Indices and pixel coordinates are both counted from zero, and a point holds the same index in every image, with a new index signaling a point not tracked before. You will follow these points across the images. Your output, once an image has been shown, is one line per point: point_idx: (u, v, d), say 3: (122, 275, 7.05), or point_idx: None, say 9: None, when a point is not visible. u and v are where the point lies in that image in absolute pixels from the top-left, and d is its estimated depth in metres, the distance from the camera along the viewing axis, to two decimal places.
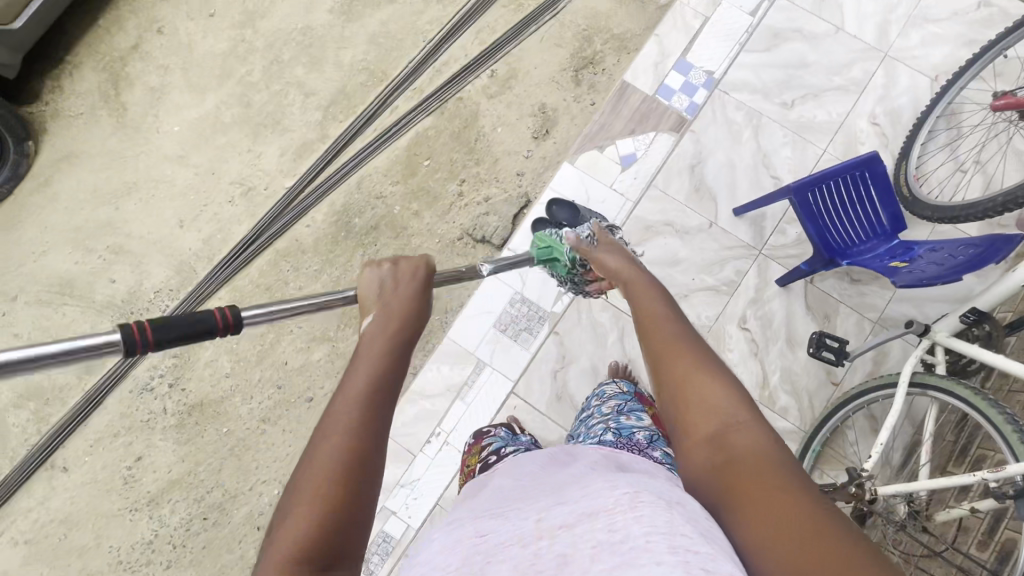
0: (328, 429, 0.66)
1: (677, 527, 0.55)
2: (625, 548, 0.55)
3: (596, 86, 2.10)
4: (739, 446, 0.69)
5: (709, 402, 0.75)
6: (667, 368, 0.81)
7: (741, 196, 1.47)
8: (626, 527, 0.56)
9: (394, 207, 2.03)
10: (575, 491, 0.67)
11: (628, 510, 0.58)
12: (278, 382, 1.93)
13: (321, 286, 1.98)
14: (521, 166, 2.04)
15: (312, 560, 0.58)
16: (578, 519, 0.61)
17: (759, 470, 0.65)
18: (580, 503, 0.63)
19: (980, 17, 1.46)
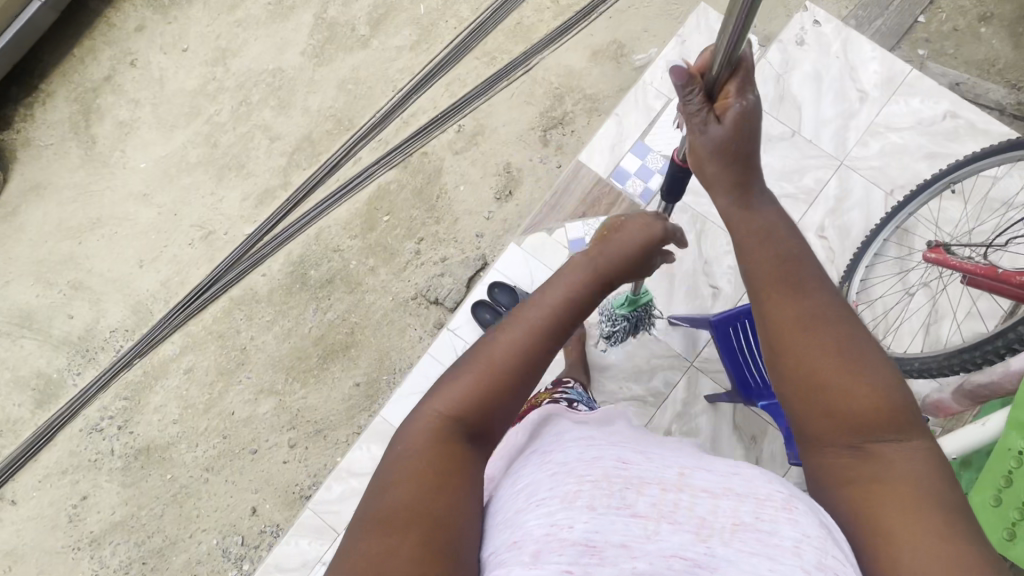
0: (512, 330, 0.78)
1: (827, 545, 0.59)
2: (772, 527, 0.60)
3: (564, 147, 2.06)
4: (894, 470, 0.65)
5: (857, 409, 0.67)
6: (820, 343, 0.70)
7: (676, 304, 1.45)
8: (780, 522, 0.60)
9: (350, 262, 2.02)
10: (716, 462, 0.70)
11: (783, 507, 0.61)
12: (223, 432, 1.96)
13: (272, 337, 1.99)
14: (481, 227, 2.02)
15: (463, 429, 0.73)
16: (722, 493, 0.64)
17: (912, 498, 0.63)
18: (729, 476, 0.66)
19: (945, 128, 1.39)
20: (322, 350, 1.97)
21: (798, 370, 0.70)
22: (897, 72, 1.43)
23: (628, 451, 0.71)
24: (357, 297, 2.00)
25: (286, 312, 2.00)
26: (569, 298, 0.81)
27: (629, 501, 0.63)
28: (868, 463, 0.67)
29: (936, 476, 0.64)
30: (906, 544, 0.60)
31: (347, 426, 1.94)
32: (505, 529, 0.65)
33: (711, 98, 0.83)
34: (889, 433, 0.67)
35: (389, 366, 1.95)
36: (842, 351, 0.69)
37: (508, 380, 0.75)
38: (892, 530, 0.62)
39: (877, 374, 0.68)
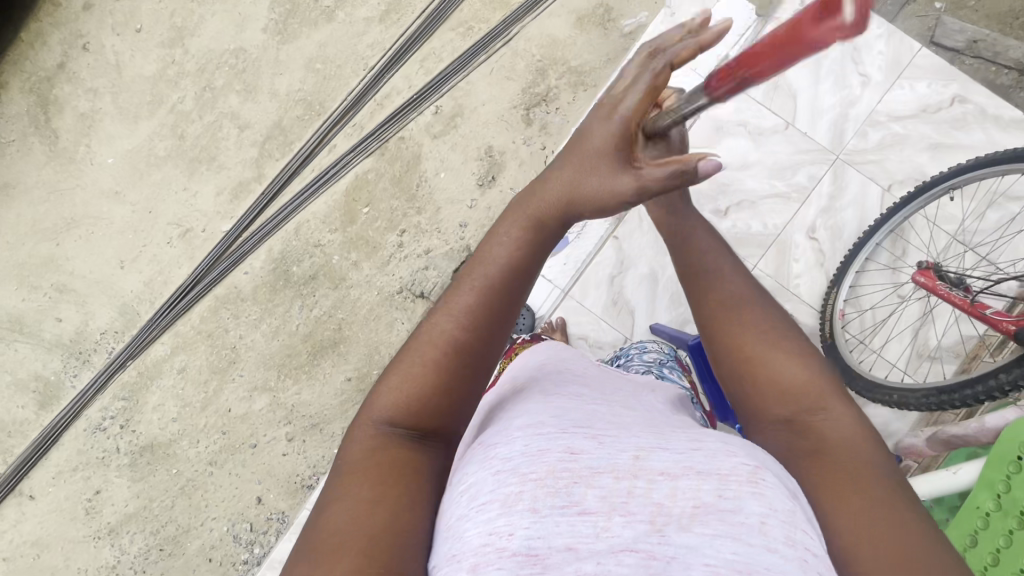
0: (446, 319, 0.77)
1: (795, 517, 0.57)
2: (736, 505, 0.57)
3: (548, 127, 1.94)
4: (826, 433, 0.71)
5: (782, 387, 0.77)
6: (742, 331, 0.82)
7: (660, 314, 1.42)
8: (743, 501, 0.57)
9: (332, 257, 1.97)
10: (677, 438, 0.66)
11: (745, 482, 0.58)
12: (222, 428, 2.00)
13: (260, 335, 1.99)
14: (464, 216, 1.95)
15: (405, 428, 0.73)
16: (681, 474, 0.60)
17: (851, 464, 0.67)
18: (688, 456, 0.62)
19: (952, 115, 1.28)
20: (311, 347, 1.97)
21: (732, 347, 0.82)
22: (904, 52, 1.30)
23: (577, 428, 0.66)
24: (342, 293, 1.97)
25: (272, 310, 1.98)
26: (498, 280, 0.78)
27: (578, 497, 0.58)
28: (803, 429, 0.72)
29: (863, 439, 0.70)
30: (849, 506, 0.63)
31: (342, 420, 1.97)
32: (445, 531, 0.60)
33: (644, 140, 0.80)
34: (810, 397, 0.75)
35: (379, 361, 1.95)
36: (769, 332, 0.82)
37: (442, 376, 0.74)
38: (836, 495, 0.64)
39: (795, 349, 0.80)
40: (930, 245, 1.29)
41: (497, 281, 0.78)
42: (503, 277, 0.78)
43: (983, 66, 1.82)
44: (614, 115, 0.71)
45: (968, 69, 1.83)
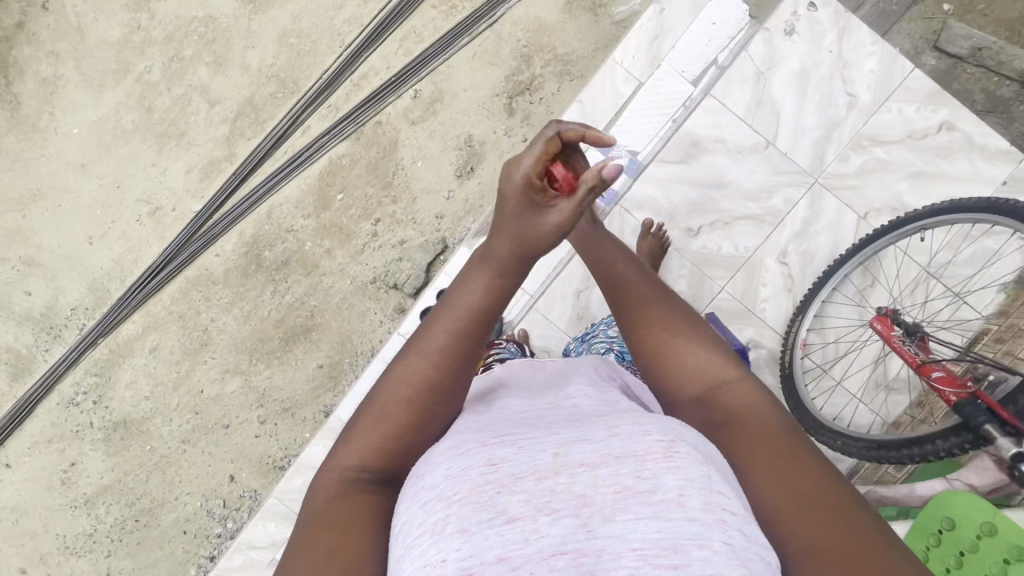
0: (418, 363, 0.74)
1: (712, 483, 0.54)
2: (655, 489, 0.53)
3: (531, 117, 1.86)
4: (734, 401, 0.74)
5: (687, 366, 0.79)
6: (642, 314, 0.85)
7: None
8: (660, 477, 0.54)
9: (304, 243, 1.93)
10: (594, 426, 0.62)
11: (660, 459, 0.55)
12: (195, 408, 2.02)
13: (232, 319, 1.98)
14: (441, 208, 1.90)
15: (377, 471, 0.69)
16: (600, 461, 0.56)
17: (763, 427, 0.69)
18: (605, 443, 0.58)
19: (937, 143, 1.24)
20: (283, 334, 1.97)
21: (637, 331, 0.84)
22: (896, 72, 1.23)
23: (499, 433, 0.63)
24: (315, 280, 1.94)
25: (244, 294, 1.96)
26: (472, 321, 0.75)
27: (503, 506, 0.53)
28: (715, 402, 0.75)
29: (762, 397, 0.74)
30: (774, 471, 0.64)
31: (313, 405, 1.99)
32: (393, 558, 0.56)
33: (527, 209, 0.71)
34: (708, 368, 0.78)
35: (351, 349, 1.95)
36: (662, 310, 0.85)
37: (415, 416, 0.72)
38: (763, 464, 0.64)
39: (686, 320, 0.84)
40: (898, 274, 1.28)
41: (470, 320, 0.75)
42: (479, 316, 0.75)
43: (985, 76, 1.75)
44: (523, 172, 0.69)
45: (968, 78, 1.75)
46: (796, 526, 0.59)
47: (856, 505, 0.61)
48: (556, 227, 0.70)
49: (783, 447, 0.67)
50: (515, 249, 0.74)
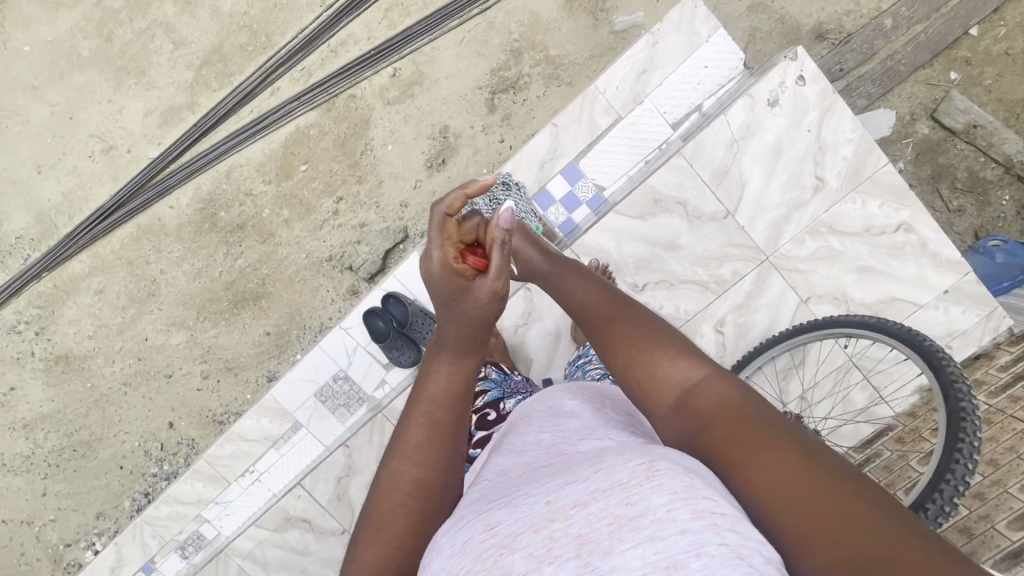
0: (405, 459, 0.68)
1: (698, 490, 0.50)
2: (642, 509, 0.50)
3: (512, 118, 1.78)
4: (703, 405, 0.66)
5: (658, 374, 0.71)
6: (608, 328, 0.80)
7: (556, 372, 1.36)
8: (648, 499, 0.50)
9: (262, 209, 1.88)
10: (584, 468, 0.59)
11: (644, 481, 0.52)
12: (138, 354, 2.02)
13: (182, 274, 1.94)
14: (406, 196, 1.84)
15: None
16: (590, 497, 0.53)
17: (741, 418, 0.63)
18: (593, 479, 0.55)
19: (891, 243, 1.23)
20: (232, 296, 1.95)
21: (609, 347, 0.78)
22: (869, 163, 1.21)
23: (494, 500, 0.61)
24: (270, 248, 1.90)
25: (196, 251, 1.92)
26: (441, 407, 0.71)
27: (509, 565, 0.51)
28: (689, 414, 0.66)
29: (741, 388, 0.67)
30: (763, 475, 0.57)
31: (256, 369, 1.99)
32: None
33: (460, 291, 0.72)
34: (678, 371, 0.70)
35: (299, 322, 1.94)
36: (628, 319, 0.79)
37: (417, 512, 0.65)
38: (756, 463, 0.58)
39: (651, 324, 0.77)
40: (823, 359, 1.31)
41: (449, 396, 0.71)
42: (453, 397, 0.71)
43: (972, 154, 1.71)
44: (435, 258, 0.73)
45: (956, 154, 1.72)
46: (801, 535, 0.53)
47: (867, 496, 0.55)
48: (492, 288, 0.72)
49: (774, 443, 0.59)
50: (464, 329, 0.72)
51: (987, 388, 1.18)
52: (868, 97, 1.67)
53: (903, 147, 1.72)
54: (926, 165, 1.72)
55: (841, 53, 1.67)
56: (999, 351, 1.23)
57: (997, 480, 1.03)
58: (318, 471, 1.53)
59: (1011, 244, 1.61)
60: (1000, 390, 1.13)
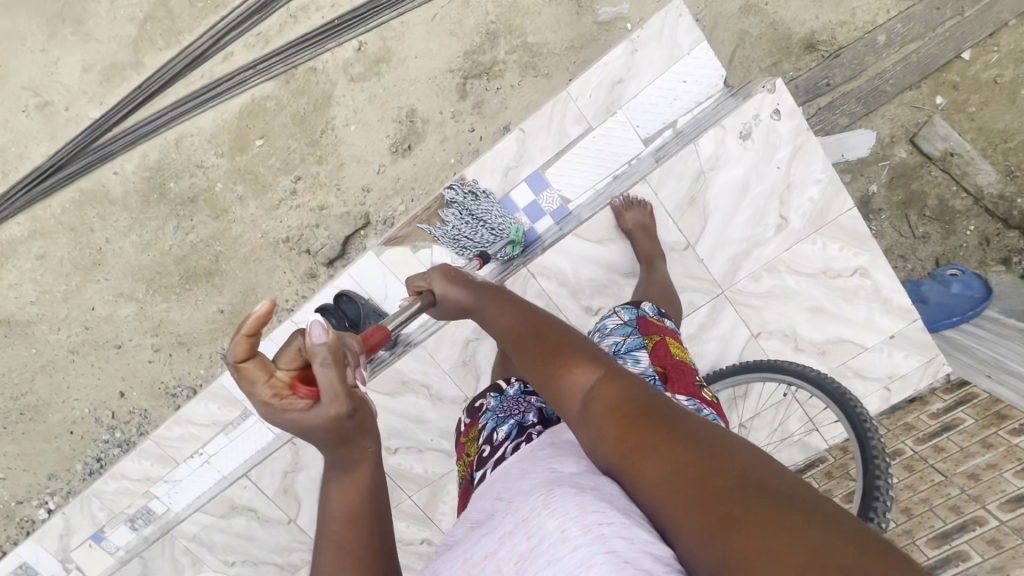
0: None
1: (588, 506, 0.52)
2: (540, 537, 0.52)
3: (484, 106, 1.68)
4: (602, 406, 0.64)
5: (564, 385, 0.68)
6: (523, 344, 0.77)
7: None
8: (545, 527, 0.53)
9: (215, 183, 1.77)
10: (499, 519, 0.62)
11: (542, 511, 0.55)
12: (86, 323, 1.94)
13: (129, 245, 1.85)
14: (369, 181, 1.75)
15: None
16: (500, 543, 0.56)
17: (644, 425, 0.59)
18: (503, 525, 0.59)
19: (846, 285, 1.23)
20: (184, 272, 1.86)
21: (524, 358, 0.76)
22: (835, 206, 1.19)
23: (435, 565, 0.64)
24: (223, 225, 1.81)
25: (144, 222, 1.82)
26: (347, 526, 0.63)
27: None
28: (591, 418, 0.64)
29: (636, 385, 0.67)
30: (652, 476, 0.54)
31: (210, 345, 1.93)
32: None
33: (301, 425, 0.61)
34: (579, 374, 0.68)
35: (254, 301, 1.85)
36: (542, 330, 0.77)
37: None
38: (655, 478, 0.54)
39: (563, 334, 0.76)
40: (765, 392, 1.35)
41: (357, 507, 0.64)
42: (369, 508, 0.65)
43: (945, 182, 1.69)
44: (260, 398, 0.60)
45: (929, 181, 1.69)
46: (690, 532, 0.48)
47: (786, 493, 0.47)
48: (334, 412, 0.61)
49: (669, 437, 0.57)
50: (332, 443, 0.63)
51: (915, 433, 1.22)
52: (850, 116, 1.62)
53: (879, 170, 1.68)
54: (899, 190, 1.70)
55: (830, 67, 1.60)
56: (933, 397, 1.27)
57: (907, 529, 1.07)
58: (264, 464, 1.56)
59: (968, 275, 1.63)
60: (926, 438, 1.18)
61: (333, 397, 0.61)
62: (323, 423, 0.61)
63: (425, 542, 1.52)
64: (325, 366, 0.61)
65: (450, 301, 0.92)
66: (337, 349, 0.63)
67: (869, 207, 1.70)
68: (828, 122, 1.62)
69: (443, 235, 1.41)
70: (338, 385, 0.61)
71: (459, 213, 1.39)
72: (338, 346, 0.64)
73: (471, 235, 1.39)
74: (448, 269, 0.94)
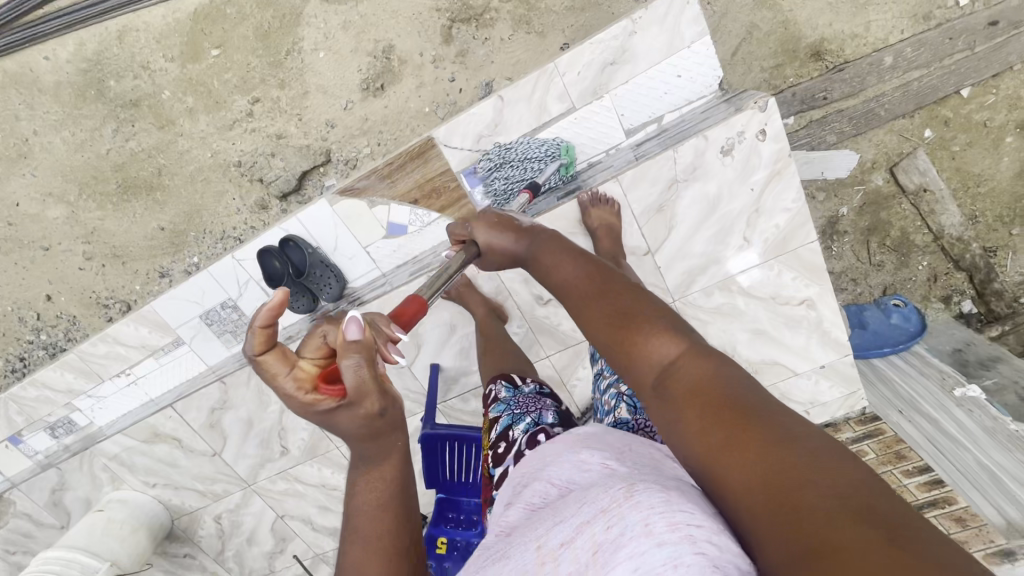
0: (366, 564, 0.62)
1: (675, 504, 0.47)
2: (622, 530, 0.47)
3: (468, 56, 1.55)
4: (680, 386, 0.57)
5: (641, 356, 0.62)
6: (593, 303, 0.69)
7: (445, 356, 1.47)
8: (626, 517, 0.47)
9: (162, 90, 1.64)
10: (568, 507, 0.55)
11: (624, 501, 0.49)
12: (8, 219, 1.76)
13: (61, 142, 1.68)
14: (334, 116, 1.61)
15: None
16: (576, 532, 0.50)
17: (730, 412, 0.52)
18: (578, 511, 0.52)
19: (793, 314, 1.25)
20: (122, 180, 1.70)
21: (590, 319, 0.69)
22: (798, 236, 1.19)
23: (494, 552, 0.58)
24: (169, 137, 1.67)
25: (78, 119, 1.66)
26: (377, 516, 0.64)
27: None
28: (666, 396, 0.58)
29: (723, 363, 0.58)
30: (732, 468, 0.48)
31: (148, 263, 1.75)
32: None
33: (332, 416, 0.64)
34: (653, 347, 0.61)
35: (197, 224, 1.71)
36: (614, 290, 0.69)
37: None
38: (739, 477, 0.47)
39: (637, 298, 0.67)
40: None
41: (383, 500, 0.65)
42: (396, 497, 0.66)
43: (912, 217, 1.70)
44: (288, 388, 0.63)
45: (898, 213, 1.70)
46: (770, 535, 0.43)
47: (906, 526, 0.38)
48: (363, 406, 0.63)
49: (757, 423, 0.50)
50: (361, 432, 0.65)
51: None
52: (838, 134, 1.59)
53: (853, 194, 1.68)
54: (867, 217, 1.70)
55: (830, 81, 1.54)
56: (845, 426, 1.33)
57: None
58: (190, 397, 1.57)
59: (909, 308, 1.67)
60: None
61: (362, 391, 0.63)
62: (352, 415, 0.64)
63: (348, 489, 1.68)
64: (349, 356, 0.63)
65: (500, 249, 0.86)
66: (370, 348, 0.65)
67: (835, 228, 1.71)
68: (816, 137, 1.59)
69: (489, 189, 1.31)
70: (365, 378, 0.63)
71: (495, 156, 1.29)
72: (369, 346, 0.65)
73: (513, 172, 1.28)
74: (493, 215, 0.88)
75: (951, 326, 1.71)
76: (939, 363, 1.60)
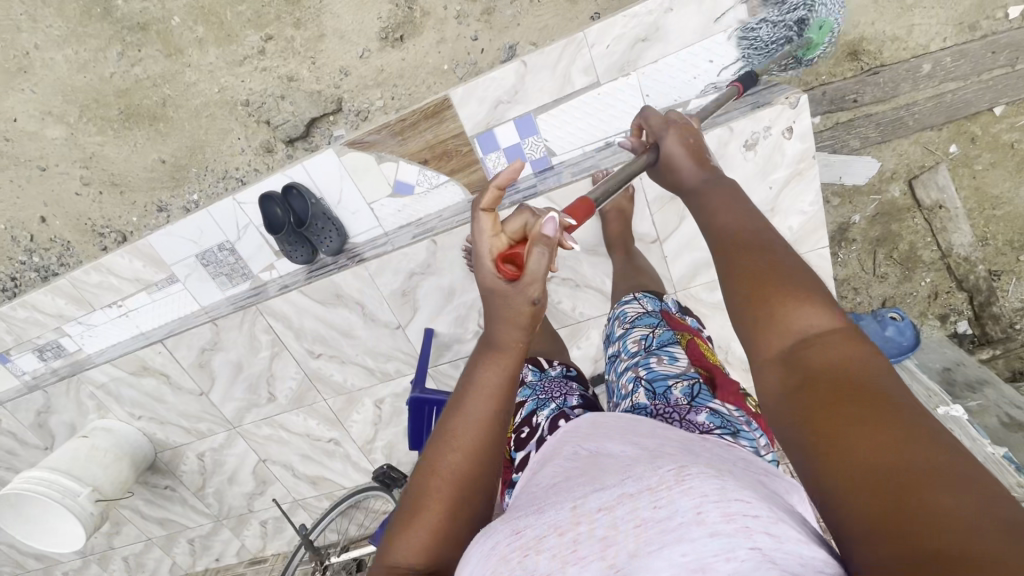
0: (461, 448, 0.64)
1: (729, 493, 0.44)
2: (669, 512, 0.44)
3: (494, 14, 1.49)
4: (819, 360, 0.53)
5: (787, 321, 0.57)
6: (736, 258, 0.64)
7: (441, 322, 1.47)
8: (678, 500, 0.44)
9: (171, 16, 1.57)
10: (612, 475, 0.51)
11: (673, 483, 0.46)
12: (5, 135, 1.71)
13: (63, 60, 1.62)
14: (349, 64, 1.56)
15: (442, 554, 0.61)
16: (617, 501, 0.47)
17: (869, 393, 0.48)
18: (621, 482, 0.49)
19: None
20: (125, 107, 1.65)
21: (723, 268, 0.64)
22: (811, 239, 1.19)
23: (527, 506, 0.55)
24: (175, 67, 1.61)
25: (82, 38, 1.60)
26: (491, 404, 0.66)
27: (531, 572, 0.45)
28: (795, 364, 0.54)
29: (873, 352, 0.53)
30: (841, 439, 0.46)
31: (146, 195, 1.72)
32: None
33: (502, 294, 0.67)
34: (801, 315, 0.57)
35: (199, 160, 1.67)
36: (762, 248, 0.63)
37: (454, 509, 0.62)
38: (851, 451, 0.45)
39: (790, 261, 0.61)
40: None
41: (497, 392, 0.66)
42: (508, 390, 0.67)
43: (923, 232, 1.68)
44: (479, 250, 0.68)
45: (910, 227, 1.68)
46: (854, 508, 0.43)
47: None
48: (532, 293, 0.66)
49: (889, 408, 0.46)
50: (514, 322, 0.67)
51: None
52: (862, 139, 1.56)
53: (868, 203, 1.65)
54: (878, 227, 1.68)
55: (863, 84, 1.49)
56: None
57: None
58: (181, 335, 1.56)
59: (905, 322, 1.65)
60: None
61: (536, 279, 0.65)
62: (520, 300, 0.66)
63: (333, 441, 1.71)
64: (545, 240, 0.64)
65: (672, 169, 0.82)
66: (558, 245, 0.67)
67: (844, 235, 1.69)
68: (839, 141, 1.56)
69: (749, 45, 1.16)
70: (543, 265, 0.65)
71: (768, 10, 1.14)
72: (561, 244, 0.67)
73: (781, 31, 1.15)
74: (689, 138, 0.82)
75: (944, 345, 1.73)
76: (927, 380, 1.62)
